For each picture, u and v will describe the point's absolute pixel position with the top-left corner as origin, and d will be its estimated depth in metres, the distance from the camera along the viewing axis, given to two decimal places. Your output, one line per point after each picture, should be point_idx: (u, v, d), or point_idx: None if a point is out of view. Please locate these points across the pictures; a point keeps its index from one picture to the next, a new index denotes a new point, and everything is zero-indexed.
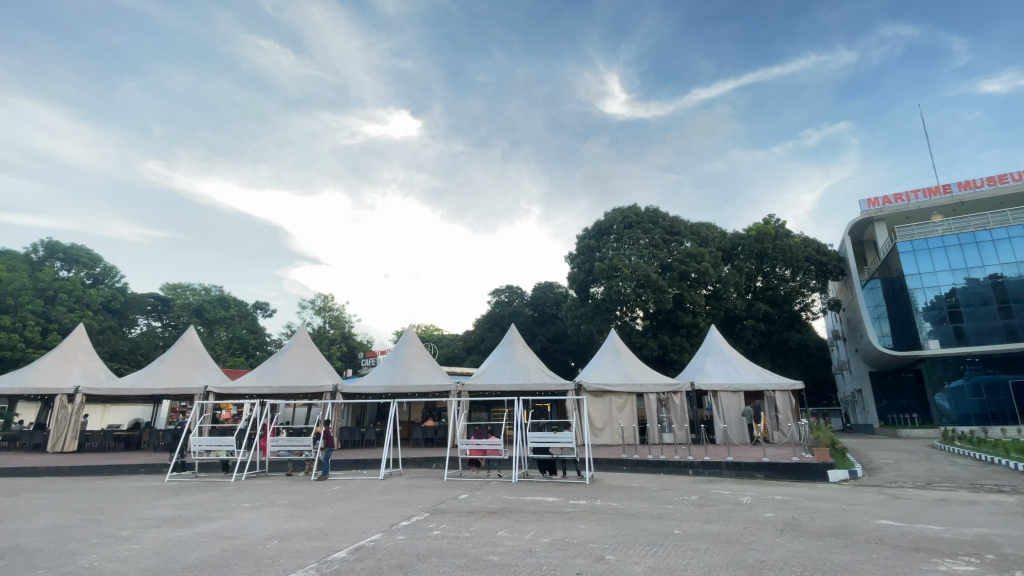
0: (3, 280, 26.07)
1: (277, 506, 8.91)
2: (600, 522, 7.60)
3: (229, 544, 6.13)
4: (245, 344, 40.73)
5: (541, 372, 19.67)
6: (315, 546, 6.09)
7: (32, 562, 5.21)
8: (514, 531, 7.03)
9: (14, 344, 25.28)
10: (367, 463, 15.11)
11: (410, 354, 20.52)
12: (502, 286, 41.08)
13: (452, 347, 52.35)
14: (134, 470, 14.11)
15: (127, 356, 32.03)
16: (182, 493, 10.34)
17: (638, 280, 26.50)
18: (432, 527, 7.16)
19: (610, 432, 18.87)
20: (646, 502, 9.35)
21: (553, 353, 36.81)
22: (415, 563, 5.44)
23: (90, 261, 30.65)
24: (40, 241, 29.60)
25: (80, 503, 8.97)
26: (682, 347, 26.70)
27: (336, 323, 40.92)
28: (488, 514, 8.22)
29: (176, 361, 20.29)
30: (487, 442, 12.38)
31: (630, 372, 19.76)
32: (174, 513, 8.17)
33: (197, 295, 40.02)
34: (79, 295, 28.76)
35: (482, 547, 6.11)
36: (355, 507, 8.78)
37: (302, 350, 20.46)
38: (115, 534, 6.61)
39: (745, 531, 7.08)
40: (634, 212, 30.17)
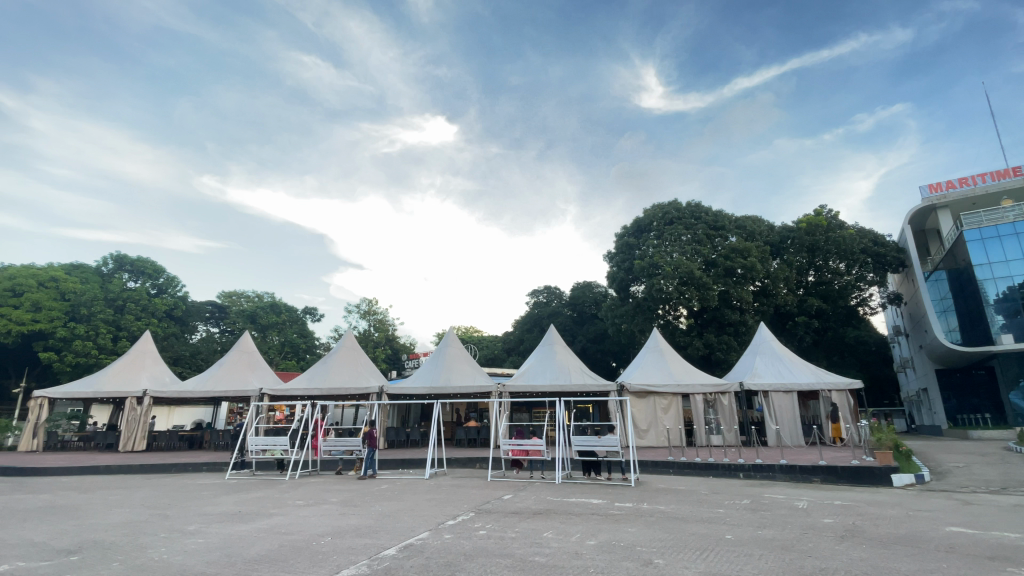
0: (78, 292, 28.25)
1: (329, 504, 9.21)
2: (648, 525, 7.44)
3: (285, 540, 6.37)
4: (296, 348, 42.52)
5: (582, 373, 19.47)
6: (365, 543, 6.25)
7: (108, 556, 5.58)
8: (560, 532, 6.98)
9: (89, 352, 27.28)
10: (413, 463, 15.42)
11: (451, 356, 20.77)
12: (539, 286, 40.96)
13: (491, 348, 52.67)
14: (197, 468, 14.94)
15: (189, 360, 34.08)
16: (240, 491, 10.82)
17: (681, 277, 25.87)
18: (478, 527, 7.21)
19: (655, 434, 18.45)
20: (695, 506, 9.08)
21: (594, 353, 36.40)
22: (462, 562, 5.49)
23: (153, 272, 32.60)
24: (109, 255, 31.79)
25: (151, 499, 9.57)
26: (729, 346, 25.89)
27: (380, 326, 42.06)
28: (533, 514, 8.21)
29: (233, 365, 21.32)
30: (529, 444, 12.35)
31: (674, 372, 19.26)
32: (235, 509, 8.60)
33: (251, 301, 41.98)
34: (145, 304, 30.73)
35: (528, 548, 6.10)
36: (402, 506, 8.97)
37: (348, 353, 21.07)
38: (181, 529, 7.00)
39: (802, 537, 6.75)
40: (675, 208, 29.39)
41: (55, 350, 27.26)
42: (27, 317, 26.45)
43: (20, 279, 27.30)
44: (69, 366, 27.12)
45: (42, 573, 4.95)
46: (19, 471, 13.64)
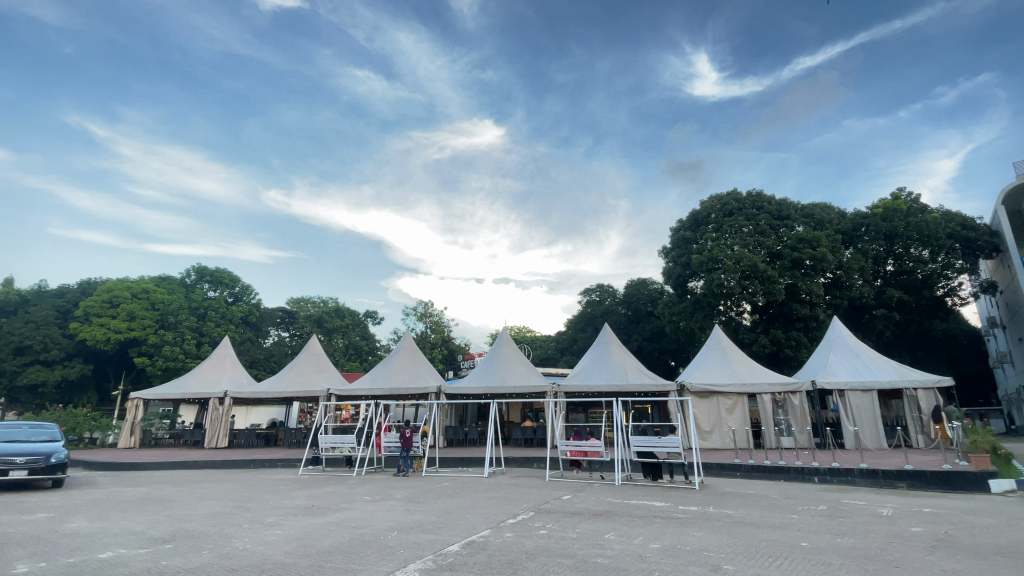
0: (166, 302, 30.89)
1: (394, 500, 9.53)
2: (716, 530, 7.15)
3: (355, 533, 6.66)
4: (359, 350, 44.50)
5: (639, 373, 19.00)
6: (430, 539, 6.41)
7: (198, 545, 6.07)
8: (622, 534, 6.86)
9: (177, 356, 29.83)
10: (472, 461, 15.69)
11: (506, 356, 20.90)
12: (592, 285, 40.38)
13: (545, 349, 52.62)
14: (273, 464, 15.93)
15: (264, 363, 36.52)
16: (312, 486, 11.44)
17: (743, 271, 24.70)
18: (539, 527, 7.21)
19: (720, 435, 17.73)
20: (766, 510, 8.64)
21: (651, 352, 35.52)
22: (525, 560, 5.51)
23: (229, 281, 34.96)
24: (192, 267, 34.34)
25: (233, 492, 10.30)
26: (799, 343, 24.51)
27: (436, 328, 43.15)
28: (593, 516, 8.09)
29: (303, 368, 22.55)
30: (587, 445, 12.18)
31: (739, 372, 18.40)
32: (309, 503, 9.10)
33: (318, 306, 44.20)
34: (224, 311, 33.21)
35: (590, 549, 6.03)
36: (463, 503, 9.13)
37: (407, 355, 21.70)
38: (262, 520, 7.49)
39: (888, 546, 6.24)
40: (735, 198, 27.95)
41: (148, 355, 30.01)
42: (124, 325, 29.20)
43: (117, 292, 30.11)
44: (160, 369, 29.75)
45: (145, 559, 5.46)
46: (122, 466, 15.08)
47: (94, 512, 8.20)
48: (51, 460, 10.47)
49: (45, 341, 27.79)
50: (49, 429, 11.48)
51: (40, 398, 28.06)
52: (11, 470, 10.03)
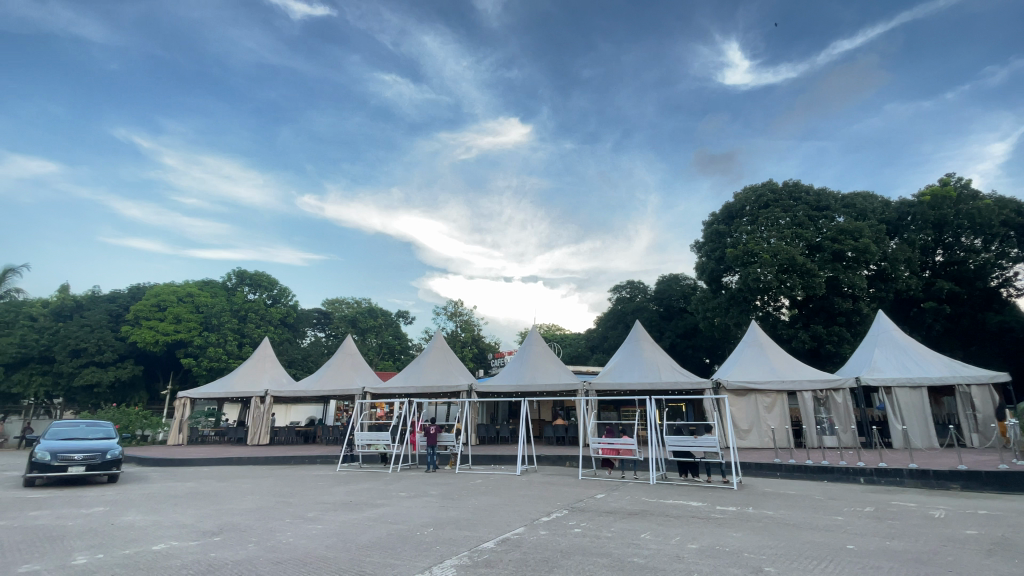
0: (209, 305, 32.27)
1: (429, 497, 9.67)
2: (756, 531, 6.95)
3: (393, 528, 6.78)
4: (391, 349, 45.36)
5: (673, 371, 18.66)
6: (465, 535, 6.46)
7: (244, 538, 6.30)
8: (658, 534, 6.75)
9: (221, 356, 31.22)
10: (504, 459, 15.75)
11: (537, 354, 20.86)
12: (622, 282, 39.83)
13: (575, 347, 52.33)
14: (312, 460, 16.41)
15: (302, 362, 37.69)
16: (350, 482, 11.72)
17: (781, 265, 23.93)
18: (573, 525, 7.17)
19: (758, 434, 17.25)
20: (808, 511, 8.34)
21: (685, 349, 34.85)
22: (560, 559, 5.49)
23: (268, 284, 36.08)
24: (233, 271, 35.51)
25: (276, 488, 10.66)
26: (841, 338, 23.62)
27: (467, 327, 43.50)
28: (629, 515, 8.00)
29: (338, 367, 23.13)
30: (620, 443, 12.04)
31: (778, 368, 17.84)
32: (347, 498, 9.34)
33: (351, 307, 45.21)
34: (263, 313, 34.54)
35: (626, 548, 5.97)
36: (497, 500, 9.18)
37: (438, 354, 21.93)
38: (304, 515, 7.72)
39: (940, 549, 5.94)
40: (770, 189, 27.05)
41: (194, 356, 31.32)
42: (172, 327, 30.56)
43: (164, 296, 31.52)
44: (205, 369, 31.02)
45: (195, 551, 5.71)
46: (173, 462, 15.82)
47: (147, 506, 8.63)
48: (106, 456, 11.05)
49: (100, 343, 29.29)
50: (104, 427, 12.12)
51: (97, 397, 29.62)
52: (71, 466, 10.64)
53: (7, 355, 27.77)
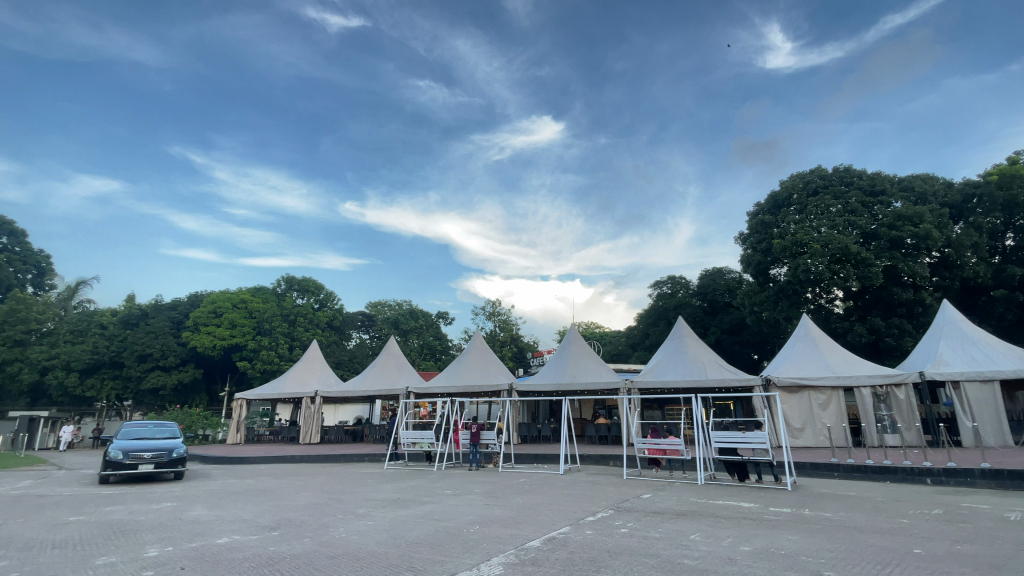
0: (262, 310, 33.85)
1: (474, 495, 9.78)
2: (814, 534, 6.63)
3: (440, 526, 6.88)
4: (433, 350, 46.20)
5: (719, 368, 18.09)
6: (512, 534, 6.49)
7: (300, 533, 6.54)
8: (708, 535, 6.55)
9: (273, 359, 32.76)
10: (547, 458, 15.72)
11: (577, 352, 20.69)
12: (663, 277, 38.93)
13: (616, 344, 51.74)
14: (360, 458, 16.92)
15: (348, 363, 39.00)
16: (397, 480, 12.00)
17: (833, 254, 22.77)
18: (620, 525, 7.08)
19: (813, 432, 16.52)
20: (869, 514, 7.90)
21: (731, 345, 33.79)
22: (607, 559, 5.42)
23: (315, 289, 37.36)
24: (282, 277, 36.95)
25: (327, 485, 11.05)
26: (902, 331, 22.30)
27: (505, 327, 43.71)
28: (677, 516, 7.81)
29: (383, 368, 23.74)
30: (666, 442, 11.78)
31: (832, 363, 17.00)
32: (395, 496, 9.55)
33: (393, 309, 46.26)
34: (311, 317, 35.91)
35: (675, 549, 5.83)
36: (541, 499, 9.16)
37: (478, 354, 22.13)
38: (355, 511, 7.96)
39: (1021, 557, 5.48)
40: (819, 176, 25.81)
41: (248, 359, 32.89)
42: (227, 332, 32.19)
43: (220, 303, 33.18)
44: (259, 371, 32.53)
45: (255, 544, 5.98)
46: (232, 460, 16.66)
47: (210, 501, 9.12)
48: (172, 455, 11.77)
49: (163, 349, 31.18)
50: (169, 427, 12.90)
51: (162, 399, 31.59)
52: (140, 464, 11.35)
53: (82, 360, 29.95)
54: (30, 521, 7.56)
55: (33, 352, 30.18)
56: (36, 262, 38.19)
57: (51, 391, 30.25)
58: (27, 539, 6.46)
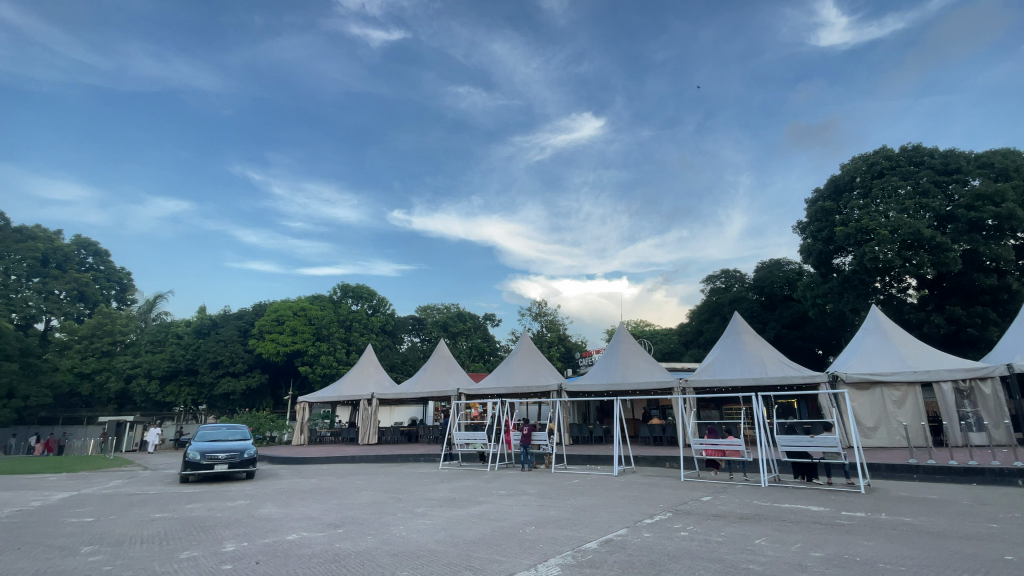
0: (320, 317, 35.40)
1: (529, 495, 9.81)
2: (892, 539, 6.19)
3: (496, 526, 6.95)
4: (481, 351, 46.83)
5: (780, 365, 17.23)
6: (567, 535, 6.46)
7: (362, 531, 6.79)
8: (775, 540, 6.25)
9: (332, 363, 34.22)
10: (600, 459, 15.53)
11: (627, 351, 20.32)
12: (716, 272, 37.62)
13: (668, 343, 50.47)
14: (416, 458, 17.36)
15: (401, 366, 40.18)
16: (452, 480, 12.24)
17: (904, 240, 21.19)
18: (679, 528, 6.88)
19: (887, 431, 15.47)
20: (955, 519, 7.30)
21: (792, 341, 32.15)
22: (667, 562, 5.29)
23: (368, 295, 38.63)
24: (337, 285, 38.39)
25: (386, 484, 11.42)
26: (986, 320, 20.52)
27: (552, 327, 43.61)
28: (740, 519, 7.51)
29: (434, 370, 24.20)
30: (725, 443, 11.36)
31: (907, 357, 15.82)
32: (451, 495, 9.74)
33: (442, 313, 47.08)
34: (366, 322, 37.15)
35: (739, 554, 5.61)
36: (596, 500, 9.07)
37: (526, 354, 22.16)
38: (413, 510, 8.17)
39: None
40: (885, 156, 24.07)
41: (309, 364, 34.56)
42: (289, 339, 33.93)
43: (282, 312, 34.92)
44: (320, 375, 34.11)
45: (322, 541, 6.26)
46: (297, 460, 17.56)
47: (279, 499, 9.63)
48: (244, 455, 12.53)
49: (232, 356, 33.14)
50: (240, 429, 13.73)
51: (233, 403, 33.68)
52: (216, 464, 12.14)
53: (161, 368, 32.45)
54: (120, 518, 8.25)
55: (119, 362, 32.99)
56: (118, 279, 41.66)
57: (136, 397, 32.96)
58: (120, 534, 7.05)
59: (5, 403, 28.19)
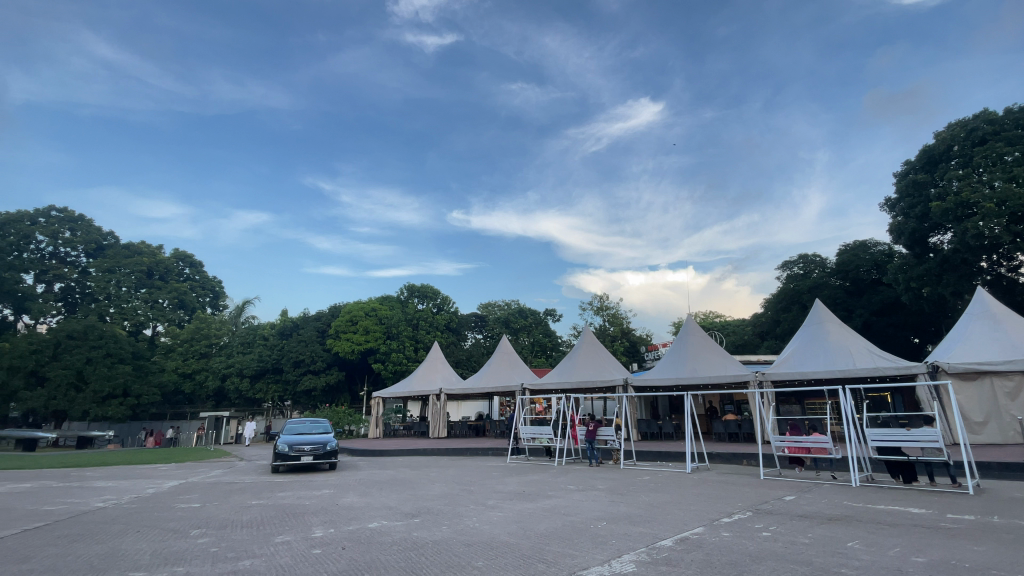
0: (390, 316, 37.02)
1: (598, 491, 9.73)
2: (1010, 545, 5.55)
3: (567, 520, 6.95)
4: (544, 347, 47.05)
5: (870, 356, 15.90)
6: (641, 532, 6.33)
7: (437, 521, 7.04)
8: (870, 543, 5.79)
9: (402, 360, 35.71)
10: (671, 455, 15.11)
11: (696, 344, 19.56)
12: (792, 257, 35.33)
13: (741, 334, 48.04)
14: (485, 452, 17.70)
15: (467, 362, 41.13)
16: (521, 474, 12.38)
17: (1014, 213, 18.84)
18: (761, 528, 6.54)
19: (1000, 427, 13.82)
20: None
21: (883, 329, 29.61)
22: (749, 563, 5.06)
23: (432, 294, 39.81)
24: (403, 286, 39.86)
25: (457, 477, 11.75)
26: None
27: (615, 320, 42.92)
28: (828, 521, 7.03)
29: (499, 366, 24.59)
30: (810, 440, 10.65)
31: (1021, 343, 14.06)
32: (521, 489, 9.87)
33: (503, 309, 47.70)
34: (431, 321, 38.38)
35: (829, 557, 5.25)
36: (669, 498, 8.82)
37: (590, 349, 21.93)
38: (485, 502, 8.34)
39: None
40: (987, 121, 21.42)
41: (381, 361, 36.28)
42: (362, 338, 35.62)
43: (355, 312, 36.58)
44: (391, 372, 35.71)
45: (401, 529, 6.55)
46: (373, 452, 18.50)
47: (360, 490, 10.19)
48: (326, 447, 13.34)
49: (312, 355, 35.38)
50: (322, 423, 14.64)
51: (315, 399, 36.05)
52: (303, 456, 13.02)
53: (251, 367, 35.35)
54: (222, 505, 9.07)
55: (215, 363, 36.31)
56: (211, 287, 45.63)
57: (231, 395, 36.17)
58: (222, 519, 7.76)
59: (122, 401, 31.80)
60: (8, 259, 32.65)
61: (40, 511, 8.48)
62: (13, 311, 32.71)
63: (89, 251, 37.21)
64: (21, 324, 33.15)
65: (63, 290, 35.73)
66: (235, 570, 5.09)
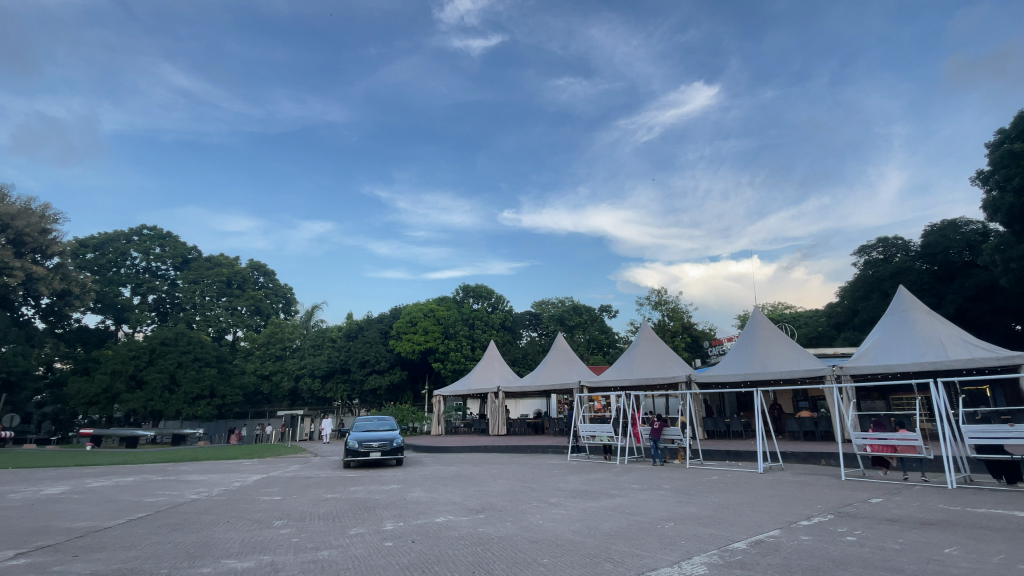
0: (448, 316, 37.92)
1: (663, 491, 9.48)
2: None
3: (633, 520, 6.82)
4: (600, 344, 46.39)
5: (964, 345, 14.50)
6: (711, 533, 6.11)
7: (501, 517, 7.12)
8: (972, 550, 5.27)
9: (460, 359, 36.48)
10: (740, 454, 14.46)
11: (764, 338, 18.55)
12: (870, 241, 32.75)
13: (814, 326, 45.08)
14: (546, 450, 17.71)
15: (524, 361, 41.37)
16: (583, 471, 12.31)
17: None
18: (845, 533, 6.11)
19: None
20: None
21: (979, 316, 26.85)
22: (832, 570, 4.74)
23: (487, 293, 40.31)
24: (459, 286, 40.56)
25: (518, 474, 11.87)
26: None
27: (674, 315, 41.57)
28: (922, 525, 6.47)
29: (555, 363, 24.52)
30: (896, 438, 9.83)
31: None
32: (584, 487, 9.80)
33: (558, 307, 47.53)
34: (487, 320, 38.85)
35: (925, 565, 4.82)
36: (740, 499, 8.45)
37: (649, 345, 21.34)
38: (548, 500, 8.35)
39: None
40: None
41: (440, 360, 37.16)
42: (422, 338, 36.66)
43: (414, 313, 37.72)
44: (451, 371, 36.56)
45: (467, 524, 6.70)
46: (436, 449, 19.02)
47: (426, 485, 10.50)
48: (393, 444, 13.86)
49: (377, 356, 36.86)
50: (388, 420, 15.22)
51: (380, 397, 37.60)
52: (372, 452, 13.59)
53: (321, 368, 37.47)
54: (300, 498, 9.66)
55: (289, 364, 38.75)
56: (284, 294, 48.42)
57: (304, 394, 38.49)
58: (301, 511, 8.26)
59: (210, 400, 34.67)
60: (109, 275, 36.58)
61: (144, 502, 9.38)
62: (115, 321, 36.32)
63: (176, 264, 40.74)
64: (122, 332, 36.81)
65: (155, 301, 39.42)
66: (315, 560, 5.40)
